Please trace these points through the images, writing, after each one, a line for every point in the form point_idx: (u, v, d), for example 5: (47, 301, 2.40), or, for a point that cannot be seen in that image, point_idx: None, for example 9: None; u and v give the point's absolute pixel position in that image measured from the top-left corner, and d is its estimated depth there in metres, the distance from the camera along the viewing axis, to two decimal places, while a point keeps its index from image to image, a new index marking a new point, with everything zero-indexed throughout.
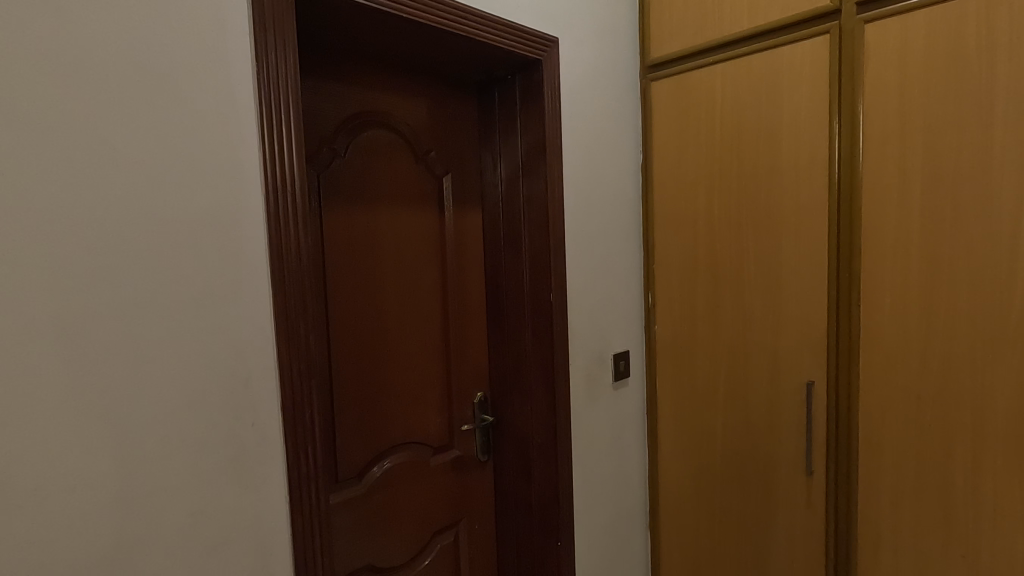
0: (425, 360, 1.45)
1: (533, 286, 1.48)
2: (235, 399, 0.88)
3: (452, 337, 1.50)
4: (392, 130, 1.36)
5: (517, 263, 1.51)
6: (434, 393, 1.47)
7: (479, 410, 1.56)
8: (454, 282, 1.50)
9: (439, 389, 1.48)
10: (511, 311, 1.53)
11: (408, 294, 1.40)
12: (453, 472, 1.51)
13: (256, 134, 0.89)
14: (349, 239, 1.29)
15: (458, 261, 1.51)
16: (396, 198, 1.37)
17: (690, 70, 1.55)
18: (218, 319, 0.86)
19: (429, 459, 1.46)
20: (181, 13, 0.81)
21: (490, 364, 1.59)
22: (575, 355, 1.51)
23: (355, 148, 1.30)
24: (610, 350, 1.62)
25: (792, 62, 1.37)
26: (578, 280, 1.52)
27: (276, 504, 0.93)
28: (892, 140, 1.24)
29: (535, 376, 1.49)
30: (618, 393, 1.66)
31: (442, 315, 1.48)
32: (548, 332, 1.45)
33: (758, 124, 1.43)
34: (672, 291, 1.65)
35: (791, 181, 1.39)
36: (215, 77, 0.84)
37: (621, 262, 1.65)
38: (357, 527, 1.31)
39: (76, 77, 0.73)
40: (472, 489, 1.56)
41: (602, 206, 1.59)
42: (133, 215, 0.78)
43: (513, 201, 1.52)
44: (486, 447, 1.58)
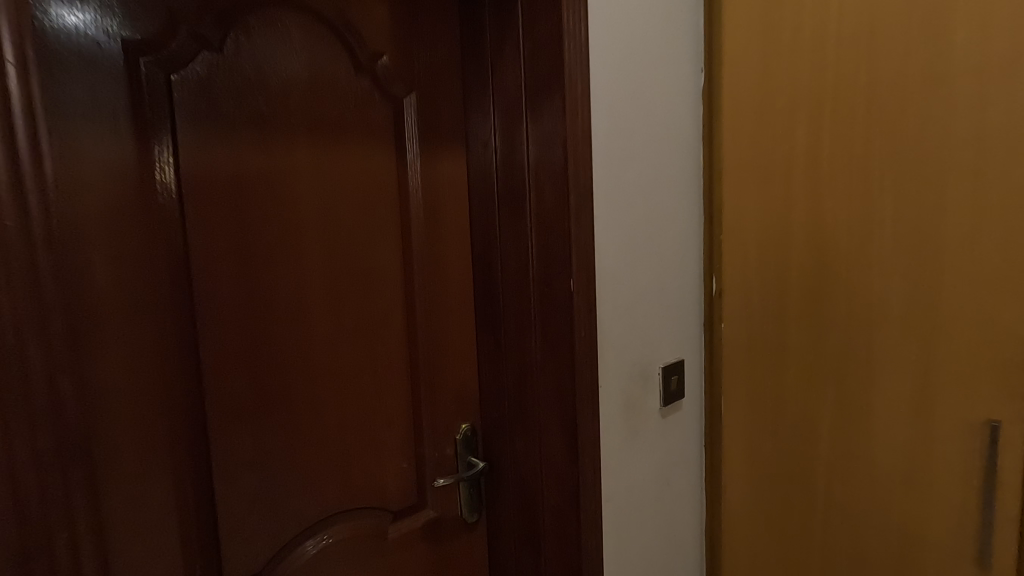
0: (374, 380, 0.96)
1: (542, 270, 0.96)
2: None
3: (417, 344, 1.00)
4: (305, 20, 0.85)
5: (518, 235, 0.99)
6: (389, 428, 0.98)
7: (464, 450, 1.07)
8: (420, 262, 0.99)
9: (397, 422, 0.99)
10: (508, 307, 1.01)
11: (342, 283, 0.91)
12: (424, 544, 1.03)
13: None
14: (230, 192, 0.80)
15: (428, 230, 1.00)
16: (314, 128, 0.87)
17: None
18: None
19: (386, 529, 0.99)
20: None
21: (479, 382, 1.08)
22: (606, 374, 0.99)
23: (240, 41, 0.79)
24: (656, 362, 1.11)
25: None
26: (610, 260, 0.99)
27: None
28: None
29: (547, 407, 0.98)
30: (666, 423, 1.15)
31: (402, 313, 0.98)
32: (566, 341, 0.94)
33: (913, 10, 0.89)
34: (748, 276, 1.12)
35: (971, 98, 0.85)
36: None
37: (674, 233, 1.12)
38: None
39: None
40: (454, 565, 1.08)
41: (646, 148, 1.06)
42: None
43: (511, 137, 0.99)
44: (477, 503, 1.09)
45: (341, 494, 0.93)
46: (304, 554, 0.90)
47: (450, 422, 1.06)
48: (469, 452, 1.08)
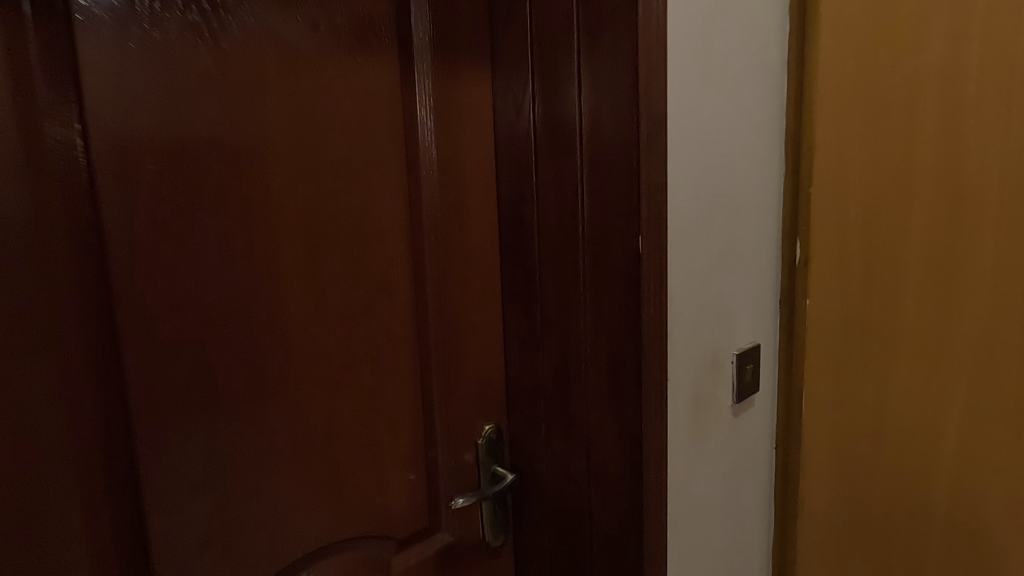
0: (360, 366, 0.73)
1: (595, 227, 0.73)
2: None
3: (420, 317, 0.77)
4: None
5: (562, 182, 0.75)
6: (385, 429, 0.76)
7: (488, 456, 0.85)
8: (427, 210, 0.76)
9: (398, 419, 0.77)
10: (548, 277, 0.78)
11: (320, 230, 0.68)
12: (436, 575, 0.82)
13: None
14: (156, 111, 0.57)
15: (443, 170, 0.76)
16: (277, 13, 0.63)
17: None
18: None
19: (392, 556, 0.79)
20: None
21: (507, 372, 0.86)
22: (675, 362, 0.76)
23: None
24: (731, 348, 0.88)
25: None
26: (683, 215, 0.75)
27: None
28: None
29: (600, 405, 0.76)
30: (738, 423, 0.92)
31: (404, 278, 0.75)
32: (630, 321, 0.70)
33: None
34: (850, 239, 0.88)
35: None
36: None
37: (752, 184, 0.89)
38: None
39: None
40: None
41: (727, 71, 0.81)
42: None
43: (552, 47, 0.73)
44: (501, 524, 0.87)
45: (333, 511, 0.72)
46: None
47: (467, 422, 0.83)
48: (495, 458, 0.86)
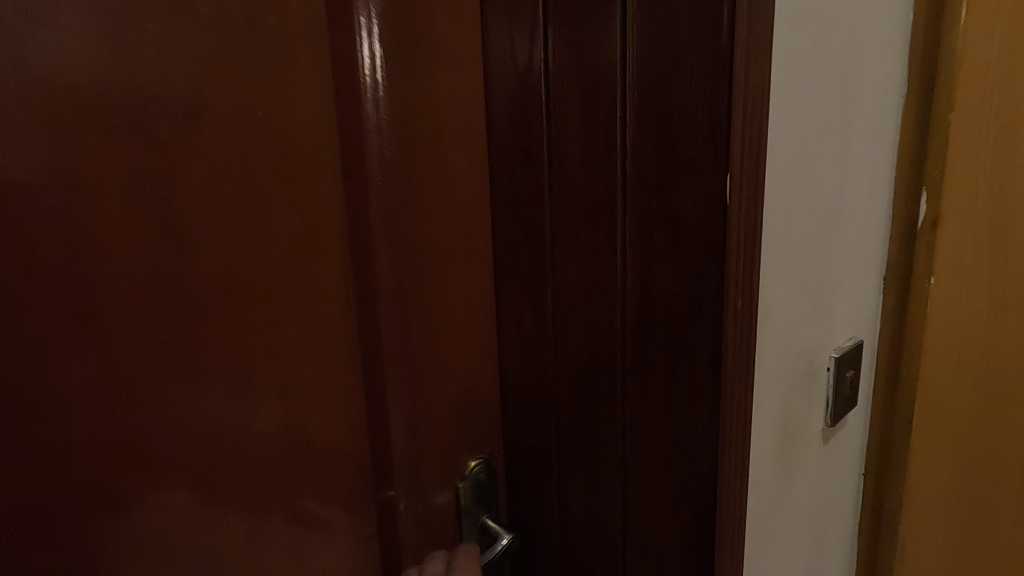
0: (254, 374, 0.47)
1: (649, 164, 0.44)
2: None
3: (360, 300, 0.51)
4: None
5: (591, 98, 0.47)
6: (307, 467, 0.50)
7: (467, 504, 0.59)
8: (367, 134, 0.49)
9: (331, 453, 0.51)
10: (565, 251, 0.51)
11: (165, 155, 0.41)
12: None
13: None
14: None
15: (394, 72, 0.49)
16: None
17: None
18: None
19: None
20: None
21: (502, 383, 0.60)
22: (764, 382, 0.49)
23: None
24: (829, 349, 0.61)
25: None
26: (787, 152, 0.47)
27: None
28: None
29: (651, 439, 0.50)
30: (828, 452, 0.66)
31: (331, 239, 0.49)
32: (710, 316, 0.43)
33: None
34: (1016, 188, 0.61)
35: None
36: None
37: (868, 110, 0.60)
38: None
39: None
40: None
41: None
42: None
43: None
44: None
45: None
46: None
47: (442, 458, 0.57)
48: (482, 505, 0.60)
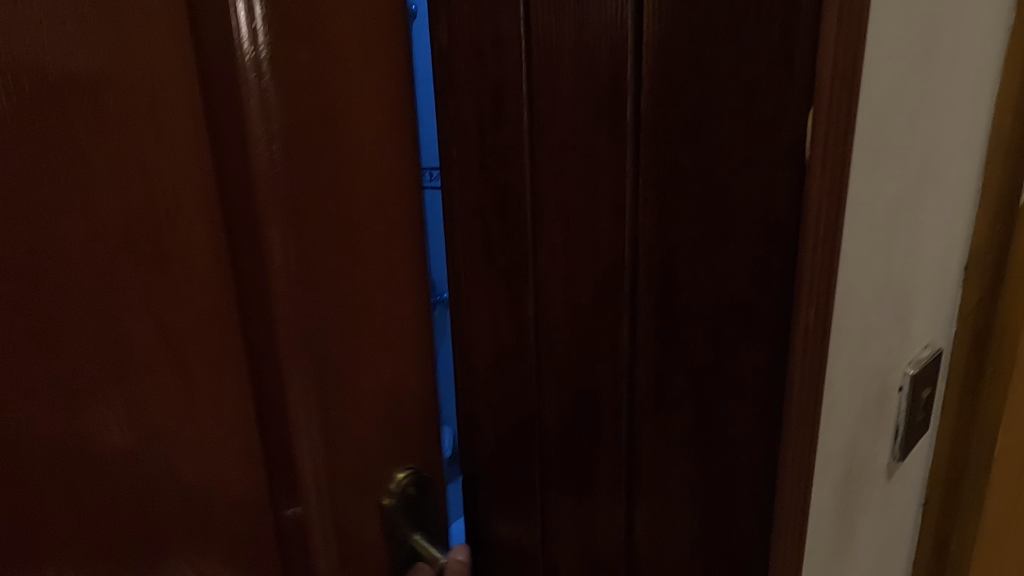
0: (52, 401, 0.28)
1: (678, 105, 0.30)
2: None
3: (244, 287, 0.33)
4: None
5: (594, 7, 0.32)
6: (187, 551, 0.33)
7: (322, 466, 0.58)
8: (236, 45, 0.30)
9: (226, 518, 0.35)
10: (554, 233, 0.37)
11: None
12: None
13: None
14: None
15: None
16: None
17: None
18: None
19: None
20: None
21: (471, 406, 0.46)
22: (834, 416, 0.35)
23: None
24: (904, 363, 0.46)
25: None
26: (886, 90, 0.32)
27: None
28: None
29: (672, 491, 0.36)
30: (892, 489, 0.52)
31: (186, 181, 0.30)
32: (768, 328, 0.30)
33: None
34: None
35: None
36: None
37: (975, 44, 0.45)
38: None
39: None
40: None
41: None
42: None
43: None
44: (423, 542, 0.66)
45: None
46: None
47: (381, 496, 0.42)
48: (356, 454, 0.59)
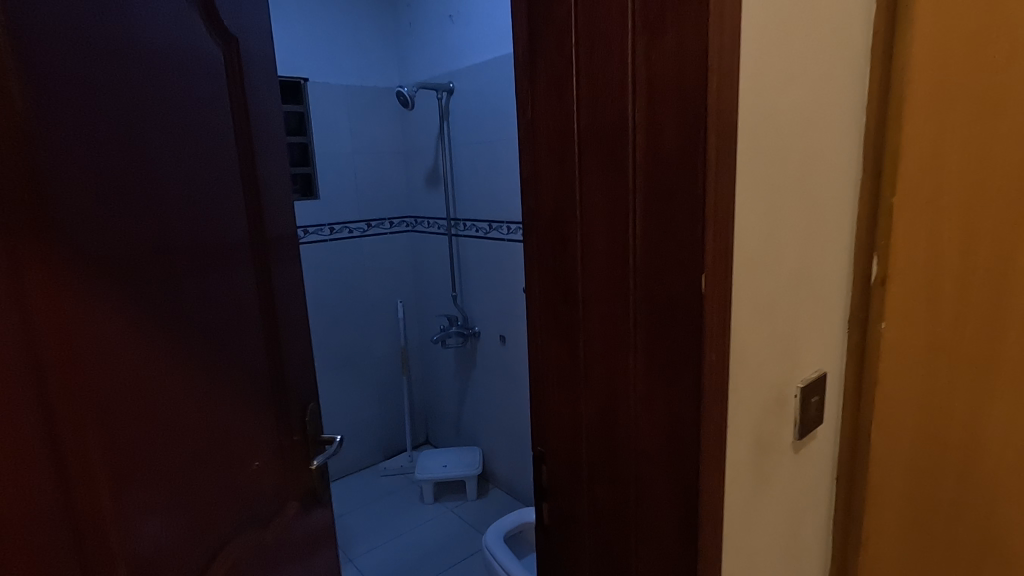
0: (166, 330, 0.77)
1: (648, 257, 0.62)
2: None
3: (217, 287, 0.86)
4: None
5: (611, 205, 0.65)
6: (238, 389, 0.91)
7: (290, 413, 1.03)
8: (258, 202, 0.95)
9: (255, 377, 0.95)
10: (591, 311, 0.70)
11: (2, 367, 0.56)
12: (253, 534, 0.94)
13: None
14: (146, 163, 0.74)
15: (258, 172, 0.96)
16: (35, 101, 0.60)
17: None
18: None
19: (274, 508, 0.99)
20: None
21: (546, 402, 0.80)
22: (738, 405, 0.68)
23: None
24: (794, 382, 0.78)
25: None
26: (756, 240, 0.66)
27: None
28: None
29: (652, 451, 0.67)
30: (800, 459, 0.84)
31: (189, 248, 0.81)
32: (692, 364, 0.61)
33: None
34: (945, 259, 0.77)
35: None
36: None
37: (828, 197, 0.78)
38: None
39: None
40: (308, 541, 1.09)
41: (802, 65, 0.69)
42: None
43: (600, 55, 0.62)
44: (315, 480, 1.10)
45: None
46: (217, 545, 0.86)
47: (239, 454, 0.91)
48: (303, 402, 1.07)
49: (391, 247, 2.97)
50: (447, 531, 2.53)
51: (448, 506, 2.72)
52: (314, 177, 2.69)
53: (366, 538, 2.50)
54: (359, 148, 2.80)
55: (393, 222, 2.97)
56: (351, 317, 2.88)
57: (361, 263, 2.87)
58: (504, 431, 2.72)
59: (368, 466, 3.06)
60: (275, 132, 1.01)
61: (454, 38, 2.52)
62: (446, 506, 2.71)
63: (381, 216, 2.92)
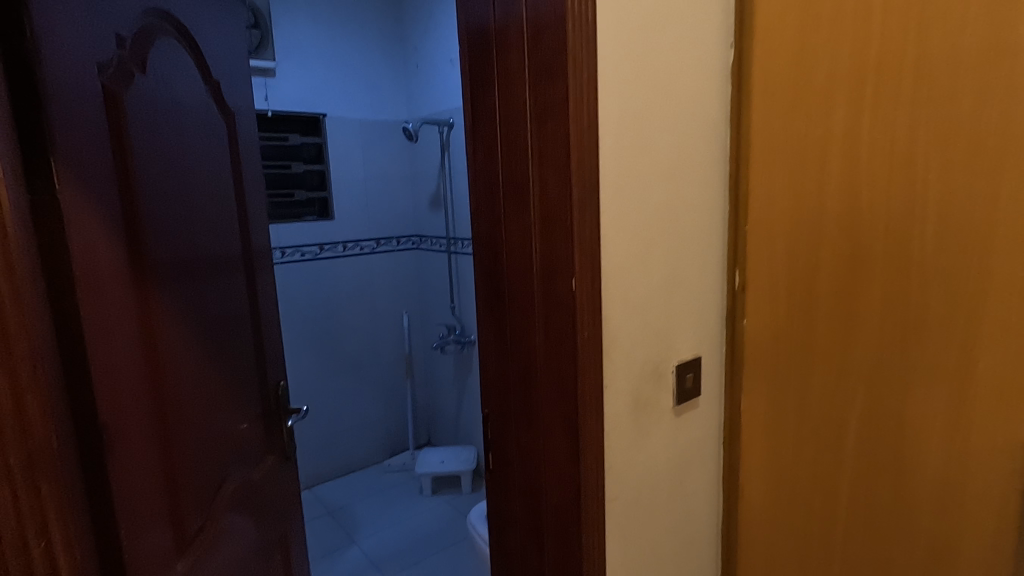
0: (208, 319, 1.00)
1: (545, 265, 0.91)
2: None
3: (229, 285, 1.09)
4: (139, 72, 0.84)
5: (524, 230, 0.94)
6: (243, 366, 1.13)
7: (270, 389, 1.25)
8: (252, 229, 1.20)
9: (253, 357, 1.18)
10: (514, 305, 0.99)
11: (123, 360, 0.77)
12: (252, 484, 1.17)
13: None
14: (196, 195, 0.98)
15: (253, 206, 1.21)
16: (141, 157, 0.83)
17: None
18: None
19: (261, 464, 1.21)
20: None
21: (489, 374, 1.08)
22: (613, 371, 0.96)
23: (138, 43, 0.84)
24: (670, 360, 1.05)
25: None
26: (623, 255, 0.94)
27: None
28: None
29: (552, 402, 0.95)
30: (682, 422, 1.10)
31: (218, 258, 1.05)
32: (571, 339, 0.90)
33: None
34: (778, 271, 1.04)
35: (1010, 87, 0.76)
36: None
37: (697, 225, 1.06)
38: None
39: None
40: (282, 492, 1.32)
41: (661, 132, 0.97)
42: None
43: (514, 130, 0.92)
44: (286, 441, 1.31)
45: (184, 564, 0.91)
46: (232, 490, 1.08)
47: (244, 418, 1.13)
48: (276, 378, 1.28)
49: (398, 263, 3.30)
50: (442, 519, 2.79)
51: (444, 499, 2.98)
52: (330, 201, 3.03)
53: (370, 523, 2.77)
54: (370, 175, 3.14)
55: (400, 241, 3.30)
56: (361, 324, 3.19)
57: (370, 276, 3.20)
58: None
59: (373, 463, 3.34)
60: (256, 176, 1.24)
61: (454, 80, 2.87)
62: (444, 498, 2.98)
63: (389, 235, 3.25)
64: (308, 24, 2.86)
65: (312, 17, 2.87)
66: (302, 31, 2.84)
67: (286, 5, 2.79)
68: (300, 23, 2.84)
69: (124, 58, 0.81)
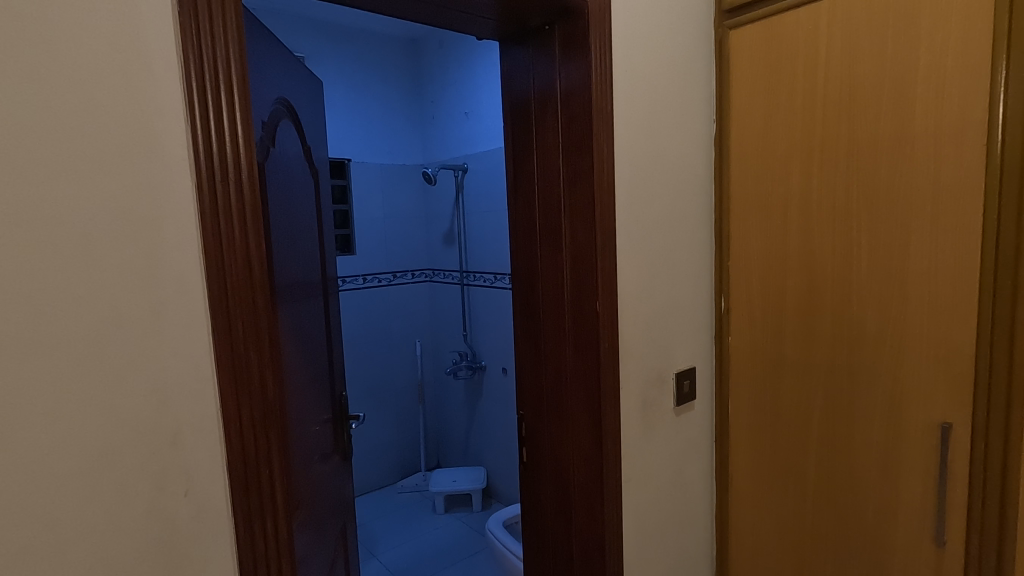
0: (304, 337, 1.25)
1: (574, 293, 1.18)
2: (142, 481, 0.64)
3: (313, 309, 1.34)
4: (272, 147, 1.11)
5: (557, 264, 1.21)
6: (321, 377, 1.38)
7: (336, 396, 1.49)
8: (325, 261, 1.46)
9: (326, 371, 1.42)
10: (548, 324, 1.25)
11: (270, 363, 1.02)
12: (325, 475, 1.40)
13: (187, 152, 0.66)
14: (298, 235, 1.24)
15: (326, 243, 1.47)
16: (274, 209, 1.10)
17: (789, 27, 1.19)
18: (137, 381, 0.63)
19: (330, 460, 1.45)
20: (113, 43, 0.61)
21: (524, 381, 1.34)
22: (627, 375, 1.21)
23: (271, 125, 1.11)
24: (671, 369, 1.31)
25: (934, 14, 1.00)
26: (631, 283, 1.20)
27: (220, 532, 0.70)
28: (972, 132, 0.97)
29: (579, 403, 1.20)
30: (681, 420, 1.35)
31: (307, 286, 1.30)
32: (594, 351, 1.16)
33: (881, 94, 1.07)
34: (754, 296, 1.31)
35: (913, 163, 1.04)
36: (133, 103, 0.62)
37: (690, 260, 1.34)
38: (301, 547, 1.19)
39: (63, 91, 0.58)
40: (342, 485, 1.55)
41: (660, 189, 1.25)
42: (104, 254, 0.61)
43: (550, 187, 1.20)
44: (346, 442, 1.54)
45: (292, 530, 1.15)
46: (315, 477, 1.32)
47: (320, 418, 1.37)
48: (340, 388, 1.52)
49: (414, 294, 3.57)
50: (453, 535, 2.96)
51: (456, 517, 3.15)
52: (352, 237, 3.30)
53: (388, 539, 2.94)
54: (389, 214, 3.44)
55: (415, 273, 3.58)
56: (379, 352, 3.43)
57: (388, 307, 3.45)
58: (505, 452, 3.18)
59: (388, 484, 3.53)
60: (329, 218, 1.51)
61: (468, 130, 3.19)
62: (455, 516, 3.16)
63: (405, 268, 3.53)
64: (337, 81, 3.19)
65: (341, 75, 3.21)
66: (331, 87, 3.16)
67: (318, 65, 3.12)
68: (330, 80, 3.16)
69: (267, 137, 1.08)
